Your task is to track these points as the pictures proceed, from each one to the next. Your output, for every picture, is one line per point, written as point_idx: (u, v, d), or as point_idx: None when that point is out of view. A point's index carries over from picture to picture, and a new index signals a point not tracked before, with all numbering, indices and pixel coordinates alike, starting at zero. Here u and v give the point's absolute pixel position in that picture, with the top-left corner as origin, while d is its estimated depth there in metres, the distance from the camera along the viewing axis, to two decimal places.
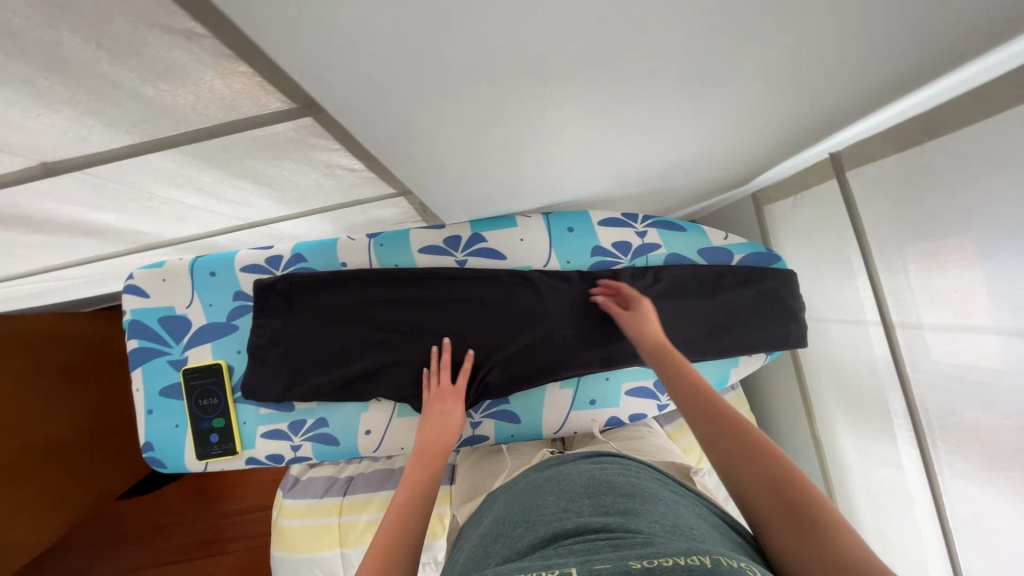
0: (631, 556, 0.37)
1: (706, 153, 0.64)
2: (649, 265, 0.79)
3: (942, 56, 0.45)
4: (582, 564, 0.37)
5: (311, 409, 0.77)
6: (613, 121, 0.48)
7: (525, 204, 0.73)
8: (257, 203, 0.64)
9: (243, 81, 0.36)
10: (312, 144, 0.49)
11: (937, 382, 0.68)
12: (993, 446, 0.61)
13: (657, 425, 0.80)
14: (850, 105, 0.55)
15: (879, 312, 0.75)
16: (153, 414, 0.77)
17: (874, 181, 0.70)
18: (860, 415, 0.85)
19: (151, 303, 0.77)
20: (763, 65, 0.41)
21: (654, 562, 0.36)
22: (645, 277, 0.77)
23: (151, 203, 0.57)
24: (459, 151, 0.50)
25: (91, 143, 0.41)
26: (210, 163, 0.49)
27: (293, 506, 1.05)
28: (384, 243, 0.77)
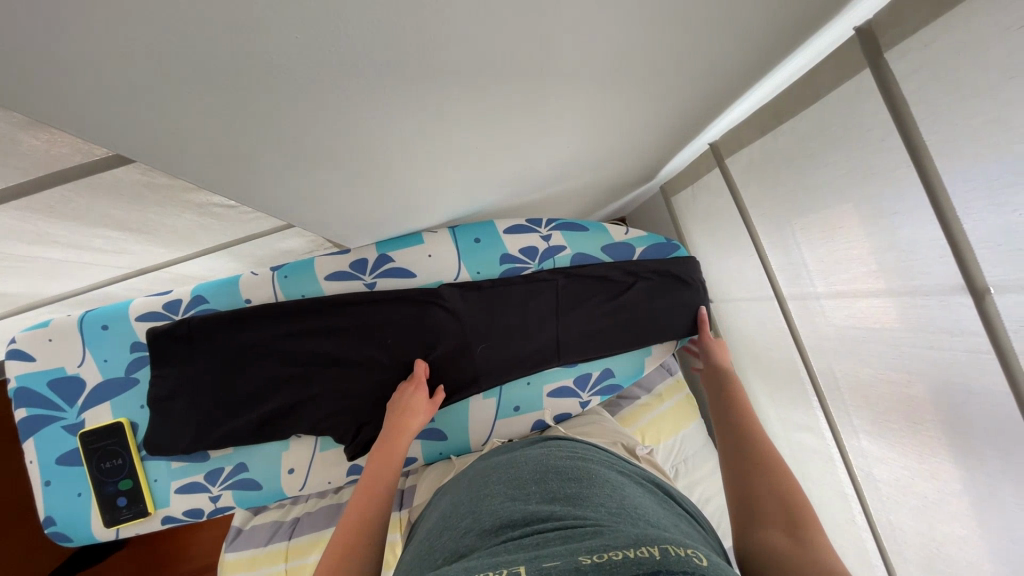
0: (582, 551, 0.35)
1: (583, 155, 0.67)
2: (556, 267, 0.81)
3: (751, 50, 0.50)
4: (533, 560, 0.35)
5: (227, 455, 0.74)
6: (464, 133, 0.49)
7: (426, 221, 0.74)
8: (135, 250, 0.62)
9: (47, 131, 0.35)
10: (166, 186, 0.48)
11: (825, 346, 0.73)
12: (879, 400, 0.66)
13: (604, 412, 0.82)
14: (698, 97, 0.59)
15: (773, 288, 0.80)
16: (51, 485, 0.71)
17: (745, 167, 0.75)
18: (776, 386, 0.90)
19: (38, 367, 0.72)
20: (580, 72, 0.43)
21: (604, 556, 0.34)
22: (555, 279, 0.79)
23: (6, 264, 0.54)
24: (321, 179, 0.50)
25: None
26: (56, 216, 0.47)
27: (236, 560, 1.00)
28: (288, 275, 0.75)
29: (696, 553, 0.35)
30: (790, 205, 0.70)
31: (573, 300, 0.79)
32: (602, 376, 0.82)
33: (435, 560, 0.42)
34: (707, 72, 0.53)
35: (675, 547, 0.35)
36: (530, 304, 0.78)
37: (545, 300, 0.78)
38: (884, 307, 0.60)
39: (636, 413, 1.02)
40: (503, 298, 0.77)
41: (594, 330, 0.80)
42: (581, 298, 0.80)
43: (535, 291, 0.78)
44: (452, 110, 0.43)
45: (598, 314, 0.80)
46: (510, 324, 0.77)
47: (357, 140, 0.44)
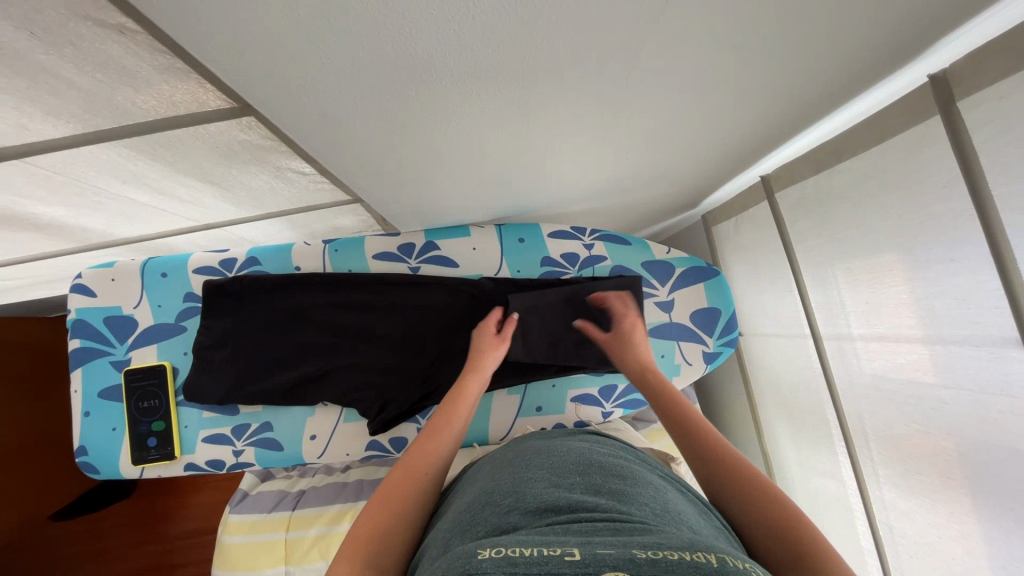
0: (635, 545, 0.36)
1: (639, 171, 0.69)
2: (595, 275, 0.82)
3: (823, 86, 0.52)
4: (585, 546, 0.36)
5: (256, 413, 0.76)
6: (539, 131, 0.52)
7: (476, 214, 0.77)
8: (210, 204, 0.66)
9: (179, 78, 0.40)
10: (258, 144, 0.52)
11: (859, 390, 0.72)
12: (911, 452, 0.65)
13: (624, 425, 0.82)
14: (760, 126, 0.61)
15: (810, 326, 0.80)
16: (90, 417, 0.75)
17: (795, 204, 0.76)
18: (800, 427, 0.89)
19: (98, 302, 0.77)
20: (659, 85, 0.46)
21: (659, 553, 0.35)
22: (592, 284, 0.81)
23: (97, 199, 0.59)
24: (399, 157, 0.53)
25: (31, 132, 0.43)
26: (156, 158, 0.52)
27: (239, 521, 1.01)
28: (339, 249, 0.78)
29: (753, 567, 0.35)
30: (837, 245, 0.70)
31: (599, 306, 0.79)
32: (627, 389, 0.82)
33: (477, 530, 0.44)
34: (775, 103, 0.54)
35: (732, 554, 0.35)
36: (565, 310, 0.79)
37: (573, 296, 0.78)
38: (933, 357, 0.59)
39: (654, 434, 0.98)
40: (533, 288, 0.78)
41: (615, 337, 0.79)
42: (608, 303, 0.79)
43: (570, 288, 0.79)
44: (533, 105, 0.46)
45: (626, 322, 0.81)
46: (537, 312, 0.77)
47: (443, 123, 0.47)
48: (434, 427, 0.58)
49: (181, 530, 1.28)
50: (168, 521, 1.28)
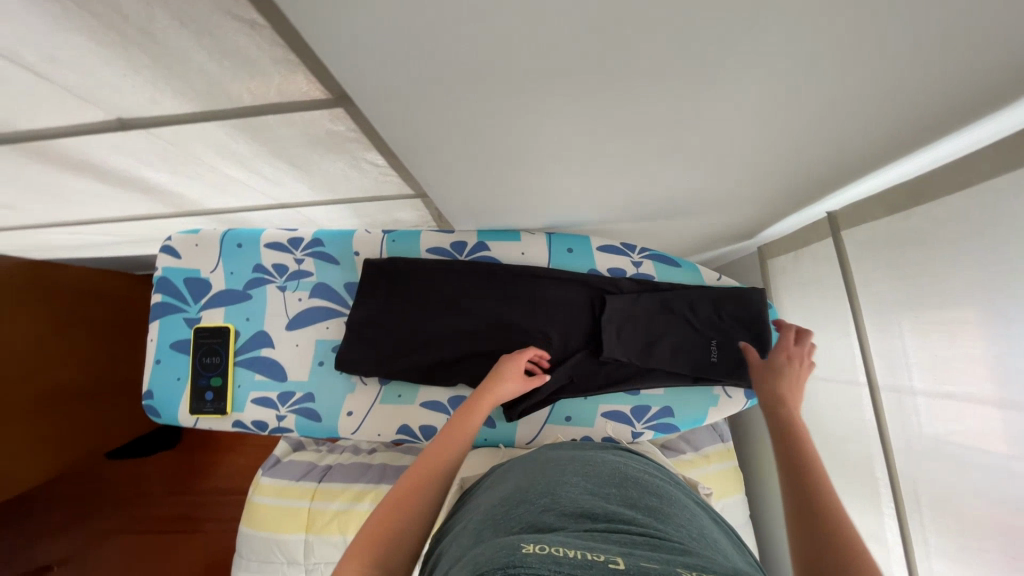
0: (680, 564, 0.36)
1: (699, 193, 0.68)
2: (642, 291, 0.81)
3: (907, 124, 0.50)
4: (627, 556, 0.36)
5: (302, 382, 0.82)
6: (604, 142, 0.53)
7: (529, 220, 0.79)
8: (290, 185, 0.72)
9: (289, 68, 0.44)
10: (342, 134, 0.57)
11: (916, 449, 0.67)
12: (971, 525, 0.59)
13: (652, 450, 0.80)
14: (833, 160, 0.59)
15: (868, 374, 0.76)
16: (161, 364, 0.83)
17: (863, 244, 0.73)
18: (845, 481, 0.83)
19: (181, 264, 0.85)
20: (732, 107, 0.46)
21: (705, 574, 0.35)
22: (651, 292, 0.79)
23: (198, 171, 0.66)
24: (467, 155, 0.57)
25: (161, 106, 0.49)
26: (254, 139, 0.57)
27: (270, 484, 1.07)
28: (395, 239, 0.83)
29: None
30: (907, 292, 0.66)
31: (680, 312, 0.78)
32: (661, 412, 0.79)
33: (511, 525, 0.44)
34: (852, 137, 0.53)
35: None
36: (621, 314, 0.78)
37: (648, 301, 0.78)
38: (1000, 424, 0.54)
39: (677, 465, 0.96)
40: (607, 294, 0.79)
41: (692, 354, 0.76)
42: (687, 314, 0.77)
43: (647, 291, 0.79)
44: (605, 115, 0.48)
45: (699, 329, 0.77)
46: (611, 317, 0.77)
47: (516, 124, 0.50)
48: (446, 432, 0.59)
49: (212, 487, 1.37)
50: (207, 477, 1.38)
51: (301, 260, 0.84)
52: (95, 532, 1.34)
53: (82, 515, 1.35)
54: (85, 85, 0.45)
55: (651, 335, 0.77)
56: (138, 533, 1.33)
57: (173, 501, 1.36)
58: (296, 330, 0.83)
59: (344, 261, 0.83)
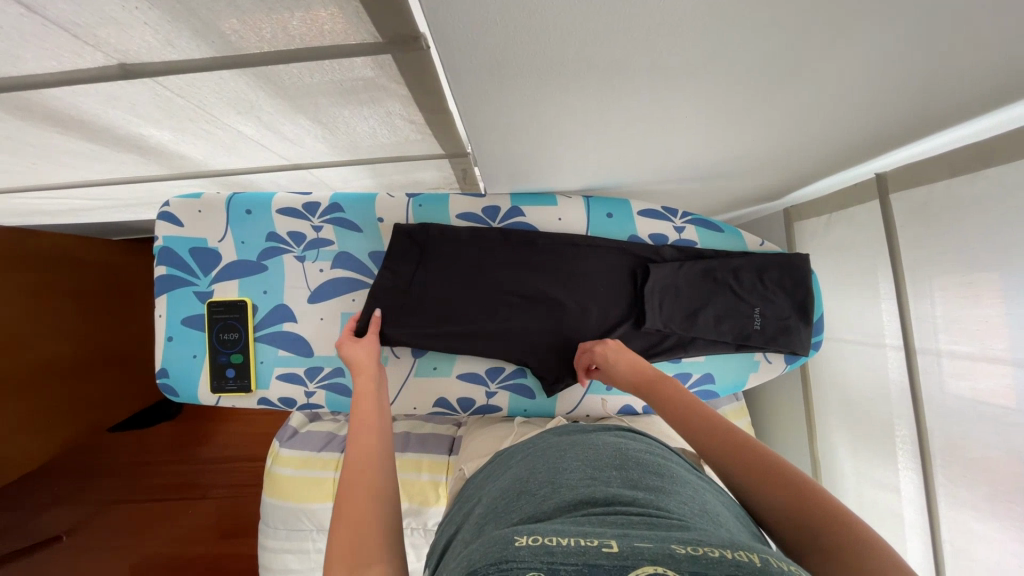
0: (674, 540, 0.34)
1: (754, 154, 0.65)
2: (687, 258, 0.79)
3: (1007, 83, 0.46)
4: (623, 538, 0.35)
5: (330, 357, 0.78)
6: (681, 97, 0.48)
7: (569, 182, 0.74)
8: (309, 144, 0.64)
9: (339, 6, 0.38)
10: (382, 87, 0.50)
11: (948, 410, 0.69)
12: (999, 480, 0.62)
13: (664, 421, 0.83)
14: (908, 120, 0.56)
15: (900, 338, 0.76)
16: (173, 342, 0.77)
17: (913, 208, 0.71)
18: (864, 438, 0.87)
19: (184, 232, 0.77)
20: (839, 59, 0.42)
21: (700, 549, 0.33)
22: (698, 261, 0.77)
23: (205, 128, 0.58)
24: (528, 108, 0.51)
25: (175, 49, 0.41)
26: (278, 91, 0.50)
27: (289, 456, 1.05)
28: (422, 204, 0.77)
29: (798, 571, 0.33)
30: (956, 258, 0.66)
31: (725, 280, 0.77)
32: (701, 380, 0.81)
33: (512, 518, 0.44)
34: (940, 97, 0.50)
35: (775, 555, 0.33)
36: (670, 284, 0.76)
37: (692, 271, 0.77)
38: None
39: None
40: (651, 263, 0.77)
41: (735, 324, 0.77)
42: (731, 284, 0.77)
43: (690, 260, 0.77)
44: (695, 65, 0.43)
45: (743, 299, 0.77)
46: (657, 290, 0.75)
47: (593, 74, 0.44)
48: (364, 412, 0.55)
49: (218, 454, 1.35)
50: (213, 446, 1.35)
51: (319, 227, 0.78)
52: (102, 503, 1.31)
53: (88, 489, 1.32)
54: (83, 20, 0.37)
55: (696, 306, 0.76)
56: (145, 502, 1.32)
57: (181, 471, 1.33)
58: (320, 303, 0.78)
59: (366, 229, 0.78)
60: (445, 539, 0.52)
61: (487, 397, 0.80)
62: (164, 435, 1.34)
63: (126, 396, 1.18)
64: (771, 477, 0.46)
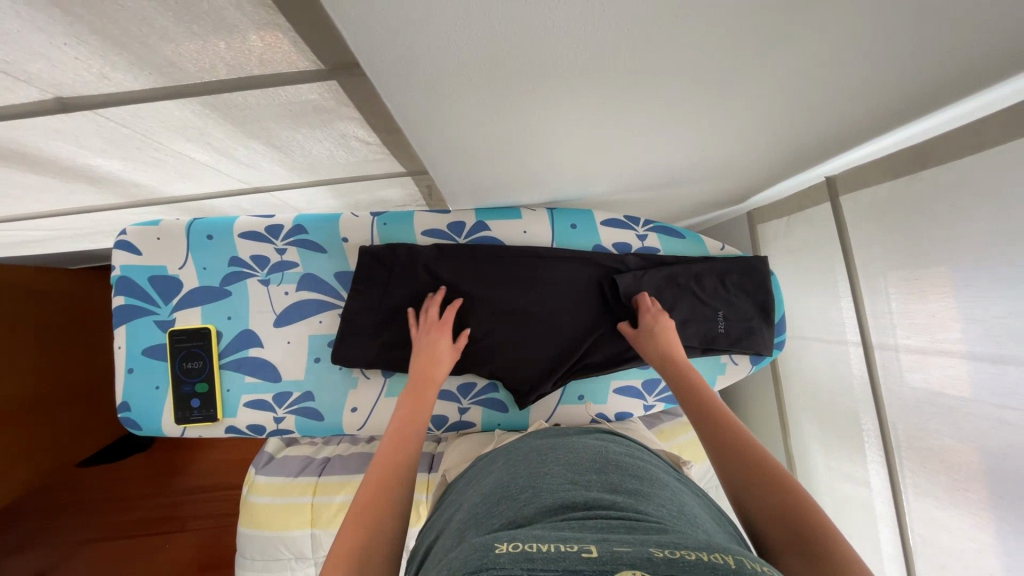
0: (652, 544, 0.34)
1: (707, 162, 0.67)
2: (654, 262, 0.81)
3: (929, 90, 0.49)
4: (602, 543, 0.34)
5: (298, 381, 0.77)
6: (626, 110, 0.50)
7: (531, 195, 0.75)
8: (267, 168, 0.64)
9: (276, 35, 0.38)
10: (332, 110, 0.50)
11: (907, 402, 0.71)
12: (957, 468, 0.64)
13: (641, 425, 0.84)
14: (847, 126, 0.58)
15: (860, 333, 0.79)
16: (133, 373, 0.75)
17: (862, 208, 0.74)
18: (834, 433, 0.89)
19: (143, 261, 0.76)
20: (769, 70, 0.44)
21: (677, 553, 0.33)
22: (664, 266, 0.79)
23: (157, 156, 0.57)
24: (479, 126, 0.52)
25: (113, 82, 0.41)
26: (226, 118, 0.49)
27: (265, 483, 1.03)
28: (387, 222, 0.77)
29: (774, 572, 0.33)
30: (904, 253, 0.68)
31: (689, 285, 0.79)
32: None
33: (492, 524, 0.42)
34: (872, 104, 0.52)
35: (753, 558, 0.33)
36: (637, 290, 0.77)
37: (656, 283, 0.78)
38: (972, 372, 0.60)
39: (676, 430, 0.96)
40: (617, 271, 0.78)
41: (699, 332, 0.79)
42: (694, 289, 0.79)
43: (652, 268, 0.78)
44: (633, 82, 0.44)
45: (708, 301, 0.79)
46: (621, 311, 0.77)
47: (536, 93, 0.45)
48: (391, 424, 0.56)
49: (192, 485, 1.30)
50: (186, 476, 1.31)
51: (283, 250, 0.77)
52: (70, 543, 1.26)
53: (53, 530, 1.26)
54: (10, 56, 0.36)
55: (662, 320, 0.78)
56: (115, 540, 1.26)
57: (153, 505, 1.28)
58: (286, 326, 0.77)
59: (331, 249, 0.77)
60: (422, 548, 0.49)
61: (460, 413, 0.80)
62: (135, 469, 1.30)
63: (89, 431, 1.13)
64: (774, 483, 0.46)
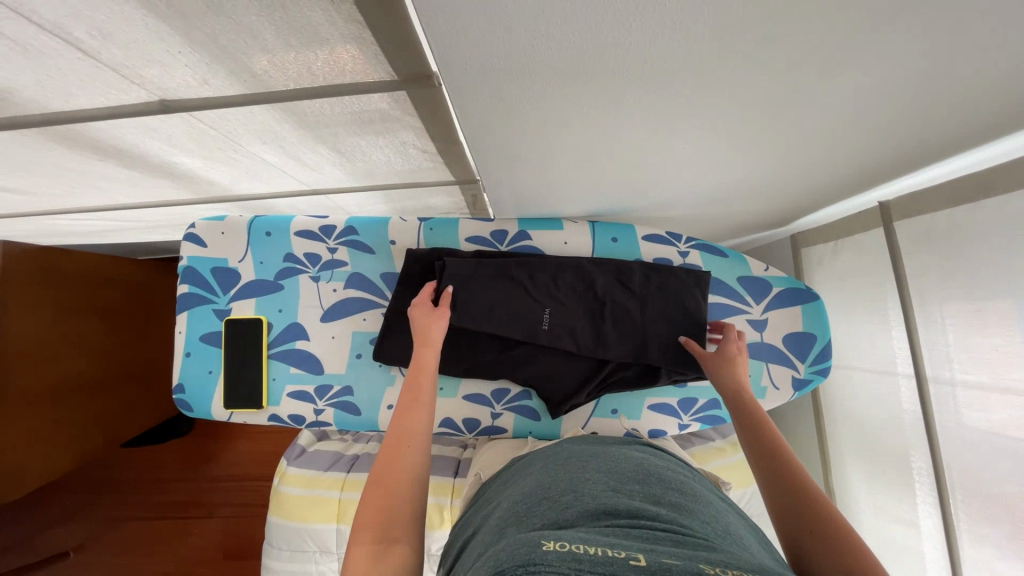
0: (701, 561, 0.34)
1: (754, 182, 0.67)
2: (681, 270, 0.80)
3: (999, 117, 0.48)
4: (650, 553, 0.34)
5: (339, 375, 0.80)
6: (679, 127, 0.51)
7: (574, 207, 0.77)
8: (329, 171, 0.68)
9: (359, 49, 0.41)
10: (397, 119, 0.53)
11: (964, 442, 0.67)
12: (1018, 516, 0.60)
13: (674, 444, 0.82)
14: (905, 151, 0.57)
15: (912, 366, 0.75)
16: (190, 357, 0.80)
17: (918, 235, 0.72)
18: (880, 470, 0.84)
19: (207, 253, 0.81)
20: (828, 93, 0.44)
21: (728, 572, 0.32)
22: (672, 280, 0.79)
23: (233, 156, 0.62)
24: (534, 137, 0.54)
25: (210, 87, 0.46)
26: (301, 123, 0.53)
27: (297, 474, 1.06)
28: (433, 227, 0.80)
29: None
30: (964, 285, 0.65)
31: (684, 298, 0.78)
32: (707, 405, 0.82)
33: (533, 523, 0.42)
34: (934, 129, 0.51)
35: None
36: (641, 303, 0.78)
37: (573, 290, 0.78)
38: None
39: (708, 454, 0.93)
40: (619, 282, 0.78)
41: (639, 321, 0.77)
42: (609, 283, 0.78)
43: (559, 270, 0.78)
44: (690, 99, 0.45)
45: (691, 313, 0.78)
46: (554, 333, 0.76)
47: (593, 108, 0.47)
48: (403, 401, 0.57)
49: (226, 472, 1.35)
50: (222, 462, 1.36)
51: (334, 249, 0.81)
52: (112, 518, 1.33)
53: (97, 503, 1.33)
54: (130, 63, 0.41)
55: (597, 330, 0.77)
56: (152, 519, 1.32)
57: (189, 488, 1.34)
58: (331, 322, 0.81)
59: (379, 251, 0.81)
60: (458, 543, 0.50)
61: (492, 418, 0.81)
62: (176, 452, 1.36)
63: (138, 413, 1.20)
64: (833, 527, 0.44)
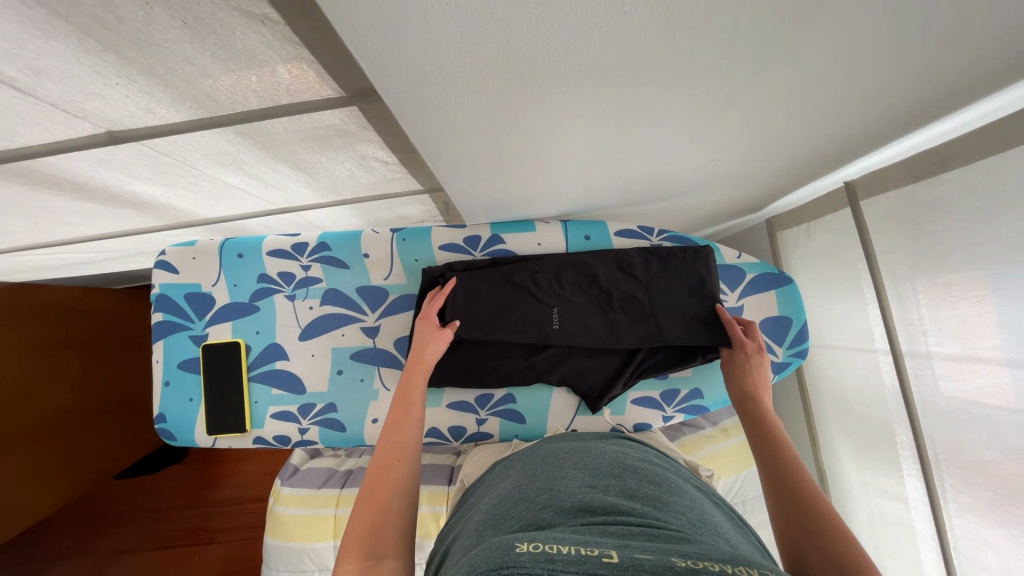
0: (674, 553, 0.34)
1: (718, 171, 0.67)
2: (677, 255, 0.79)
3: (946, 92, 0.48)
4: (623, 549, 0.34)
5: (322, 393, 0.80)
6: (633, 122, 0.51)
7: (545, 208, 0.77)
8: (294, 189, 0.68)
9: (301, 67, 0.41)
10: (354, 133, 0.53)
11: (943, 413, 0.68)
12: (998, 482, 0.61)
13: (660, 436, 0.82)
14: (861, 130, 0.58)
15: (889, 341, 0.76)
16: (169, 386, 0.80)
17: (884, 212, 0.72)
18: (866, 446, 0.85)
19: (179, 279, 0.80)
20: (772, 79, 0.44)
21: (700, 563, 0.33)
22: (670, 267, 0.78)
23: (194, 181, 0.61)
24: (492, 143, 0.54)
25: (156, 116, 0.45)
26: (256, 145, 0.53)
27: (291, 494, 1.05)
28: (406, 238, 0.80)
29: None
30: (930, 257, 0.66)
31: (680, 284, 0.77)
32: (690, 395, 0.82)
33: (511, 526, 0.42)
34: (885, 107, 0.52)
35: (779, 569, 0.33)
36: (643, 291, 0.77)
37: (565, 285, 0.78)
38: (1013, 379, 0.57)
39: (697, 443, 0.94)
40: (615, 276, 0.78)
41: (636, 312, 0.77)
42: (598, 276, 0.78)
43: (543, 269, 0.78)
44: (638, 95, 0.46)
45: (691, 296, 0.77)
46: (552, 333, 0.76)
47: (544, 110, 0.47)
48: (395, 416, 0.57)
49: (222, 496, 1.34)
50: (217, 487, 1.35)
51: (307, 267, 0.81)
52: (108, 553, 1.31)
53: (93, 539, 1.31)
54: (70, 97, 0.41)
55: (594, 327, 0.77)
56: (150, 551, 1.31)
57: (185, 516, 1.32)
58: (310, 340, 0.80)
59: (354, 264, 0.80)
60: (440, 552, 0.50)
61: (477, 424, 0.81)
62: (170, 480, 1.35)
63: (126, 445, 1.18)
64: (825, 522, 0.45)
